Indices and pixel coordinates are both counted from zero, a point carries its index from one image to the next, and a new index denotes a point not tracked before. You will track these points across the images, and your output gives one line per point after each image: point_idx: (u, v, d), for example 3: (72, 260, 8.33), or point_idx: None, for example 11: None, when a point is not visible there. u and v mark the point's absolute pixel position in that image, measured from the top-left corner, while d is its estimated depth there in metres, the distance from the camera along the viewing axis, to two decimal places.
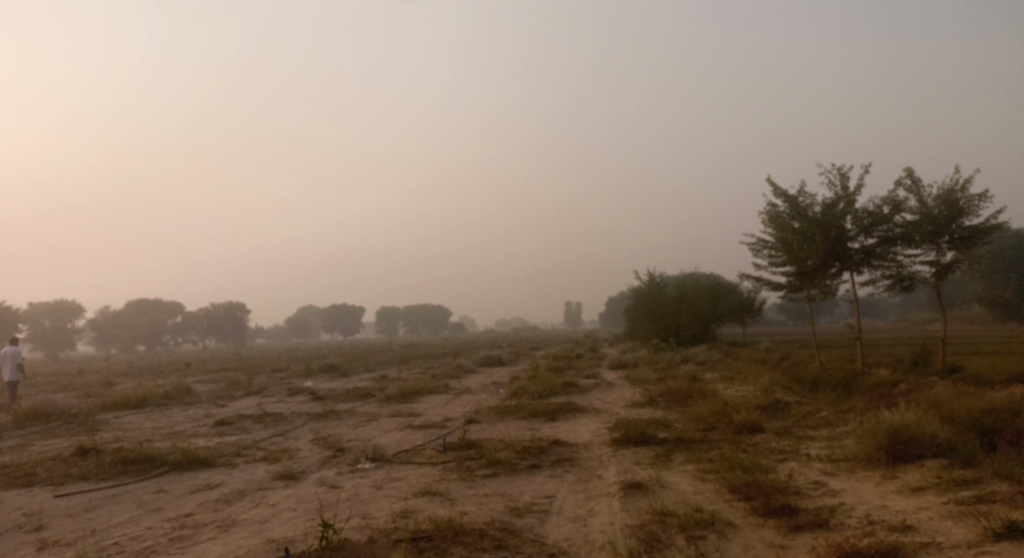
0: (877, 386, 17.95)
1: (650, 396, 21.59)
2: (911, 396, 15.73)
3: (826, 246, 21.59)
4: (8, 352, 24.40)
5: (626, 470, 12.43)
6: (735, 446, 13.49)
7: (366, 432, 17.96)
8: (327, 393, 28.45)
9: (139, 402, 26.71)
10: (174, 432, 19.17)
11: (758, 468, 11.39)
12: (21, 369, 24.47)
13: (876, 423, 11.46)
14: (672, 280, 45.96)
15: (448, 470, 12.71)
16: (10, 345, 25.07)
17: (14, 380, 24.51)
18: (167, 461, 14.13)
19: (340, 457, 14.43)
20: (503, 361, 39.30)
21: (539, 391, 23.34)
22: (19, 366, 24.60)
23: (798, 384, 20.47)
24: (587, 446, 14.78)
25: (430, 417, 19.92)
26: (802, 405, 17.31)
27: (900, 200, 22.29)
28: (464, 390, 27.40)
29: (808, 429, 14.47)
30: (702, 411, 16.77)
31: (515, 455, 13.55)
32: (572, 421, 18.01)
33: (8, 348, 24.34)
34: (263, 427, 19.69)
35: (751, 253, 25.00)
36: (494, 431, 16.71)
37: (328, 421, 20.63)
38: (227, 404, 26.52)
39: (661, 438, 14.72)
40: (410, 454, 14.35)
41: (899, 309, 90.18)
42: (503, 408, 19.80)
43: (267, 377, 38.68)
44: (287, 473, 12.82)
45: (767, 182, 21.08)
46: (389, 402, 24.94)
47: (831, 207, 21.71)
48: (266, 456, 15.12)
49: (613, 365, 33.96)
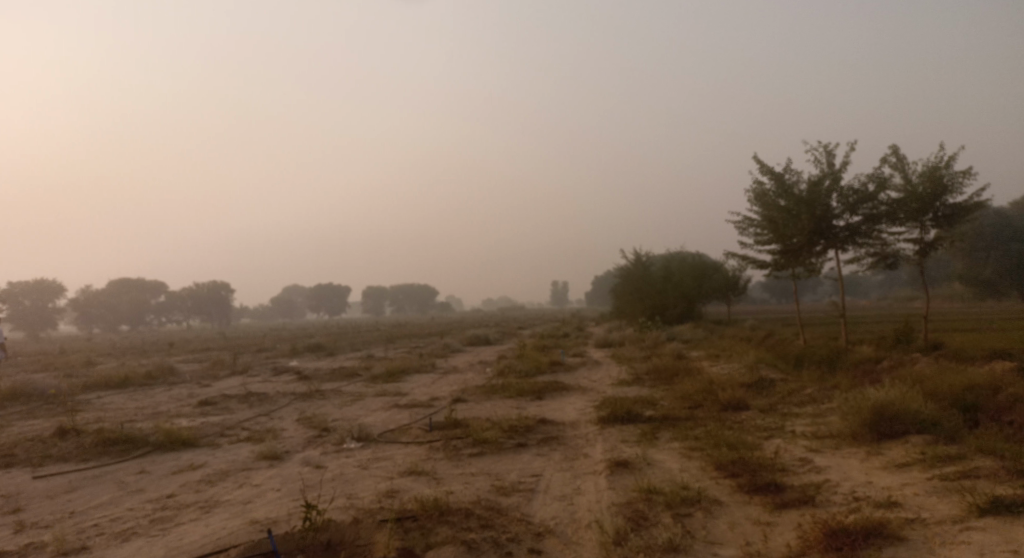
0: (862, 363, 18.04)
1: (637, 374, 21.62)
2: (895, 373, 15.80)
3: (812, 224, 21.59)
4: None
5: (612, 448, 12.42)
6: (721, 423, 13.52)
7: (351, 411, 17.89)
8: (313, 373, 28.34)
9: (122, 382, 26.51)
10: (158, 412, 19.02)
11: (743, 446, 11.40)
12: (4, 348, 24.15)
13: (860, 399, 11.49)
14: (658, 259, 45.97)
15: (434, 450, 12.66)
16: None
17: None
18: (150, 442, 14.00)
19: (325, 437, 14.35)
20: (489, 340, 39.31)
21: (526, 369, 23.32)
22: (1, 346, 24.29)
23: (783, 361, 20.56)
24: (573, 424, 14.77)
25: (416, 396, 19.87)
26: (787, 382, 17.38)
27: (885, 178, 22.31)
28: (451, 369, 27.37)
29: (794, 406, 14.52)
30: (688, 389, 16.80)
31: (501, 434, 13.51)
32: (558, 400, 18.01)
33: None
34: (248, 407, 19.57)
35: (737, 231, 24.98)
36: (480, 410, 16.68)
37: (313, 400, 20.53)
38: (211, 384, 26.37)
39: (647, 416, 14.74)
40: (395, 434, 14.28)
41: (883, 288, 90.93)
42: (490, 387, 19.78)
43: (252, 357, 38.52)
44: (271, 453, 12.73)
45: (754, 159, 21.01)
46: (375, 381, 24.88)
47: (817, 185, 21.69)
48: (250, 436, 15.01)
49: (599, 344, 34.03)
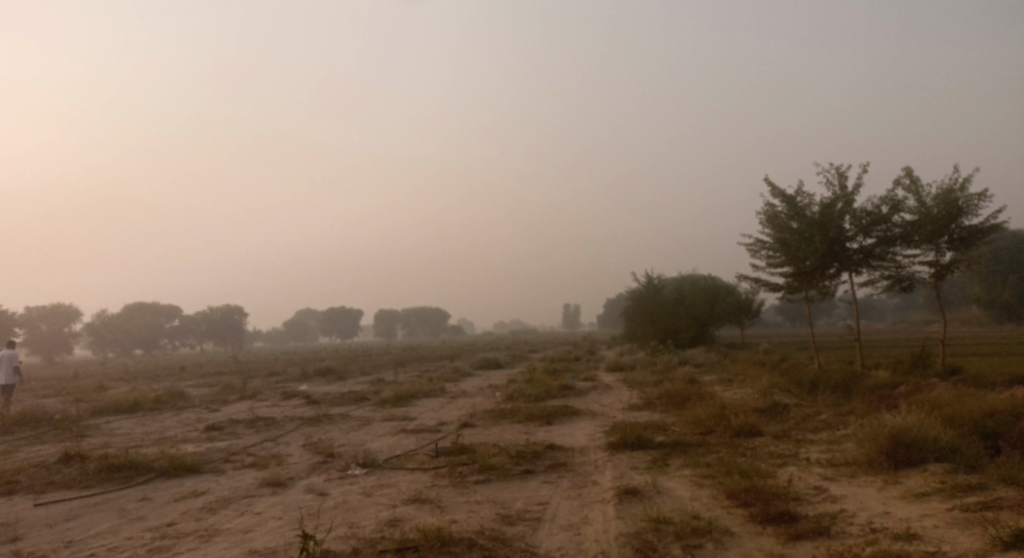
0: (877, 388, 17.69)
1: (648, 398, 21.32)
2: (911, 398, 15.47)
3: (825, 246, 21.31)
4: (5, 355, 23.98)
5: (622, 475, 12.15)
6: (733, 450, 13.21)
7: (358, 437, 17.67)
8: (322, 397, 28.16)
9: (132, 406, 26.42)
10: (164, 437, 18.87)
11: (756, 473, 11.11)
12: (18, 372, 24.06)
13: (877, 425, 11.19)
14: (670, 282, 45.65)
15: (440, 477, 12.43)
16: (8, 347, 24.63)
17: (10, 384, 24.10)
18: (153, 468, 13.84)
19: (330, 463, 14.14)
20: (500, 364, 39.08)
21: (535, 394, 23.05)
22: (16, 370, 24.13)
23: (797, 386, 20.21)
24: (582, 450, 14.50)
25: (425, 421, 19.66)
26: (801, 408, 17.03)
27: (899, 200, 22.06)
28: (460, 394, 27.13)
29: (808, 432, 14.21)
30: (699, 414, 16.51)
31: (509, 460, 13.26)
32: (568, 425, 17.74)
33: (6, 351, 23.90)
34: (255, 432, 19.39)
35: (749, 254, 24.72)
36: (489, 435, 16.43)
37: (320, 425, 20.33)
38: (220, 409, 26.24)
39: (658, 442, 14.45)
40: (401, 460, 14.06)
41: (898, 310, 90.05)
42: (499, 412, 19.52)
43: (263, 381, 38.35)
44: (274, 479, 12.53)
45: (765, 181, 20.82)
46: (384, 405, 24.67)
47: (829, 207, 21.45)
48: (255, 462, 14.83)
49: (610, 368, 33.71)
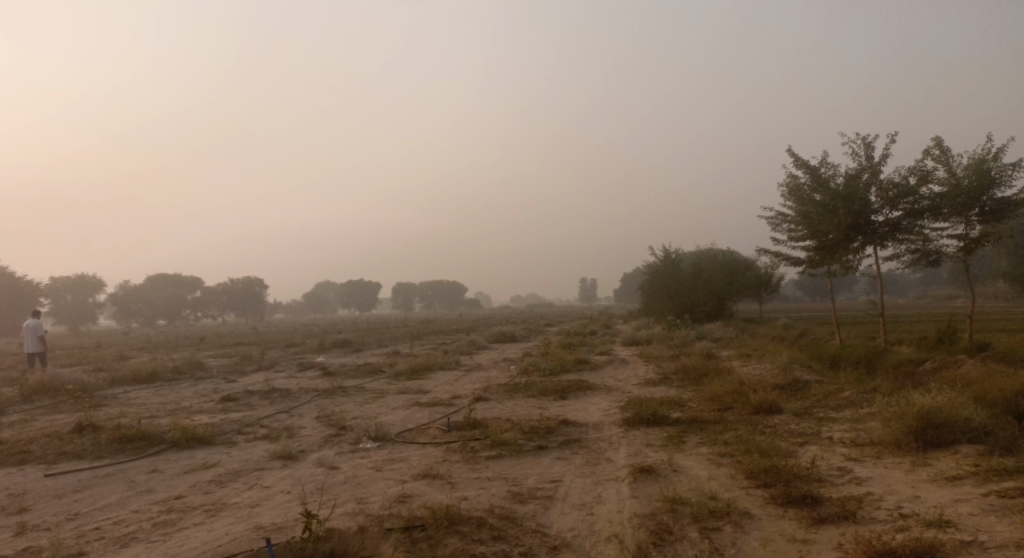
0: (901, 365, 17.27)
1: (664, 373, 20.99)
2: (936, 376, 15.05)
3: (849, 219, 20.72)
4: (30, 324, 24.53)
5: (637, 452, 11.87)
6: (752, 427, 12.89)
7: (371, 409, 17.52)
8: (338, 369, 28.09)
9: (149, 376, 26.46)
10: (179, 408, 18.83)
11: (777, 453, 10.79)
12: (43, 341, 24.62)
13: (904, 405, 10.80)
14: (688, 256, 45.14)
15: (451, 452, 12.22)
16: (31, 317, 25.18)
17: (36, 352, 24.64)
18: (165, 439, 13.76)
19: (342, 436, 13.97)
20: (517, 337, 38.88)
21: (551, 367, 22.79)
22: (41, 339, 24.79)
23: (817, 362, 19.79)
24: (597, 425, 14.23)
25: (439, 394, 19.48)
26: (822, 384, 16.66)
27: (927, 171, 21.43)
28: (476, 367, 26.94)
29: (829, 410, 13.85)
30: (717, 391, 16.18)
31: (522, 436, 13.01)
32: (583, 400, 17.47)
33: (30, 320, 24.49)
34: (269, 403, 19.29)
35: (770, 227, 24.19)
36: (502, 409, 16.20)
37: (334, 397, 20.21)
38: (237, 379, 26.25)
39: (675, 418, 14.15)
40: (413, 434, 13.87)
41: (920, 286, 89.08)
42: (513, 386, 19.29)
43: (280, 352, 38.39)
44: (285, 452, 12.38)
45: (788, 152, 20.24)
46: (399, 378, 24.53)
47: (855, 178, 20.85)
48: (267, 434, 14.70)
49: (627, 342, 33.41)
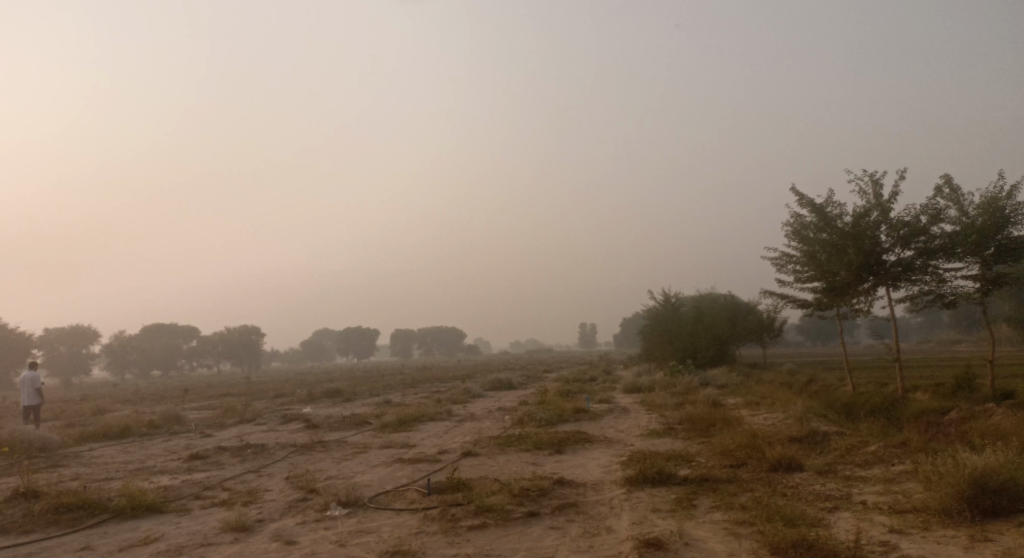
0: (924, 414, 15.79)
1: (668, 423, 19.40)
2: (967, 427, 13.57)
3: (859, 259, 19.32)
4: (26, 376, 23.25)
5: (642, 520, 10.36)
6: (771, 488, 11.38)
7: (349, 468, 15.94)
8: (323, 421, 26.44)
9: (120, 431, 24.80)
10: (141, 467, 17.21)
11: (805, 522, 9.31)
12: (40, 394, 23.30)
13: (950, 464, 9.36)
14: (688, 300, 43.75)
15: (429, 521, 10.71)
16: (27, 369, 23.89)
17: (33, 405, 23.34)
18: (108, 507, 12.20)
19: (309, 502, 12.42)
20: (513, 385, 37.25)
21: (547, 418, 21.24)
22: (38, 392, 23.49)
23: (832, 411, 18.22)
24: (596, 486, 12.68)
25: (425, 449, 17.87)
26: (842, 436, 15.15)
27: (939, 210, 20.22)
28: (468, 418, 25.35)
29: (856, 467, 12.36)
30: (728, 444, 14.62)
31: (510, 500, 11.50)
32: (581, 454, 15.92)
33: (28, 372, 23.28)
34: (240, 462, 17.67)
35: (775, 268, 22.88)
36: (490, 467, 14.65)
37: (312, 453, 18.61)
38: (213, 434, 24.55)
39: (682, 477, 12.61)
40: (389, 498, 12.34)
41: (923, 329, 87.98)
42: (505, 439, 17.73)
43: (268, 403, 36.64)
44: (239, 523, 10.86)
45: (792, 190, 18.91)
46: (384, 431, 22.90)
47: (863, 217, 19.56)
48: (227, 498, 13.15)
49: (627, 389, 31.83)
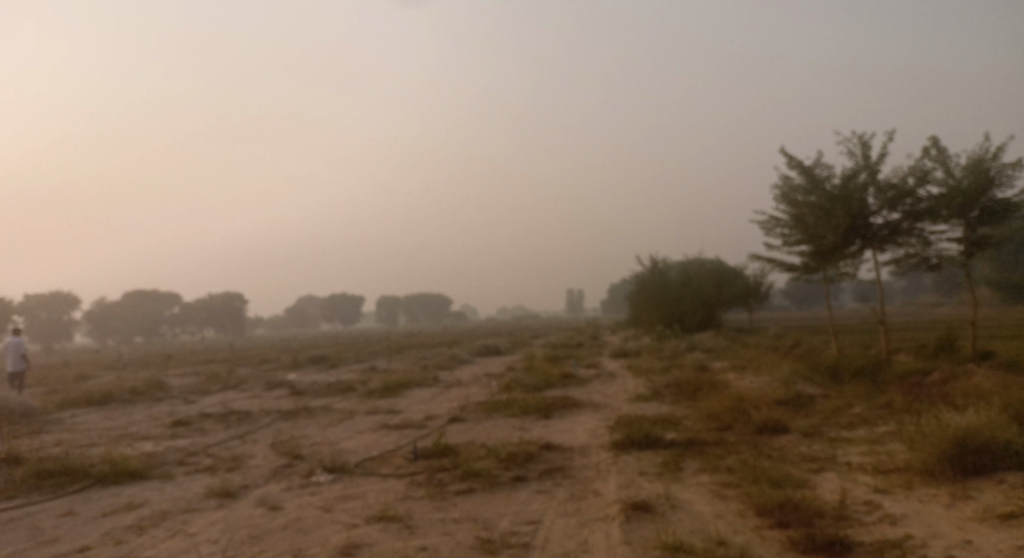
0: (908, 376, 15.86)
1: (655, 387, 19.43)
2: (951, 388, 13.62)
3: (846, 222, 19.28)
4: (12, 342, 22.96)
5: (629, 483, 10.35)
6: (757, 450, 11.40)
7: (335, 434, 15.86)
8: (310, 388, 26.32)
9: (104, 397, 24.60)
10: (125, 434, 17.04)
11: (790, 483, 9.32)
12: (25, 360, 23.03)
13: (936, 424, 9.37)
14: (675, 265, 43.78)
15: (415, 486, 10.65)
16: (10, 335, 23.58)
17: (18, 372, 23.07)
18: (90, 473, 12.04)
19: (294, 468, 12.32)
20: (500, 351, 37.24)
21: (534, 383, 21.22)
22: (23, 358, 23.21)
23: (816, 373, 18.29)
24: (583, 450, 12.66)
25: (411, 414, 17.80)
26: (827, 399, 15.20)
27: (926, 172, 20.17)
28: (455, 383, 25.29)
29: (841, 429, 12.40)
30: (715, 407, 14.64)
31: (497, 465, 11.46)
32: (568, 419, 15.92)
33: (12, 338, 22.97)
34: (225, 428, 17.54)
35: (762, 232, 22.84)
36: (477, 432, 14.59)
37: (297, 420, 18.50)
38: (198, 401, 24.37)
39: (669, 440, 12.61)
40: (375, 463, 12.26)
41: (906, 294, 88.76)
42: (492, 404, 17.68)
43: (253, 370, 36.46)
44: (224, 489, 10.76)
45: (780, 152, 18.79)
46: (371, 397, 22.83)
47: (851, 179, 19.48)
48: (211, 465, 13.03)
49: (614, 354, 31.91)
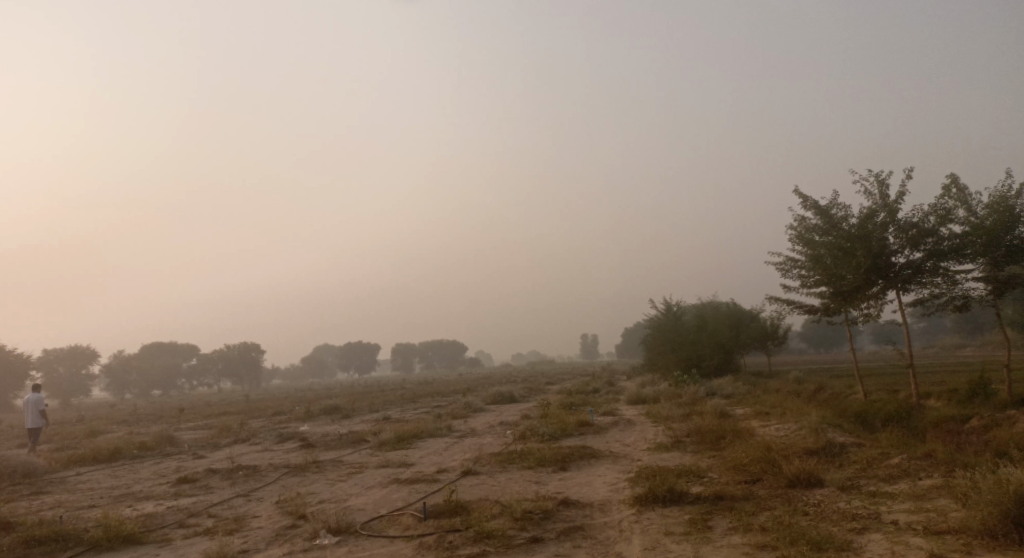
0: (946, 422, 15.00)
1: (676, 435, 18.59)
2: (992, 436, 12.80)
3: (868, 262, 18.51)
4: (30, 399, 22.43)
5: (655, 544, 9.60)
6: (791, 506, 10.60)
7: (343, 490, 15.15)
8: (320, 440, 25.59)
9: (110, 453, 23.99)
10: (126, 493, 16.40)
11: (833, 545, 8.57)
12: (44, 416, 22.47)
13: (991, 480, 8.62)
14: (691, 309, 43.06)
15: (425, 549, 9.95)
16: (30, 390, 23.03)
17: (35, 428, 22.50)
18: (82, 539, 11.41)
19: (297, 530, 11.63)
20: (515, 398, 36.41)
21: (549, 432, 20.45)
22: (41, 414, 22.64)
23: (846, 419, 17.42)
24: (603, 506, 11.89)
25: (423, 467, 17.07)
26: (860, 448, 14.37)
27: (948, 210, 19.49)
28: (468, 433, 24.51)
29: (880, 482, 11.59)
30: (741, 458, 13.81)
31: (512, 524, 10.72)
32: (587, 471, 15.13)
33: (31, 394, 22.40)
34: (229, 485, 16.85)
35: (780, 273, 22.16)
36: (491, 487, 13.84)
37: (305, 475, 17.79)
38: (206, 456, 23.70)
39: (695, 495, 11.82)
40: (383, 523, 11.56)
41: (926, 335, 87.38)
42: (506, 455, 16.93)
43: (265, 422, 35.77)
44: (221, 555, 10.09)
45: (796, 192, 18.16)
46: (381, 449, 22.07)
47: (870, 218, 18.78)
48: (210, 527, 12.35)
49: (632, 400, 30.98)
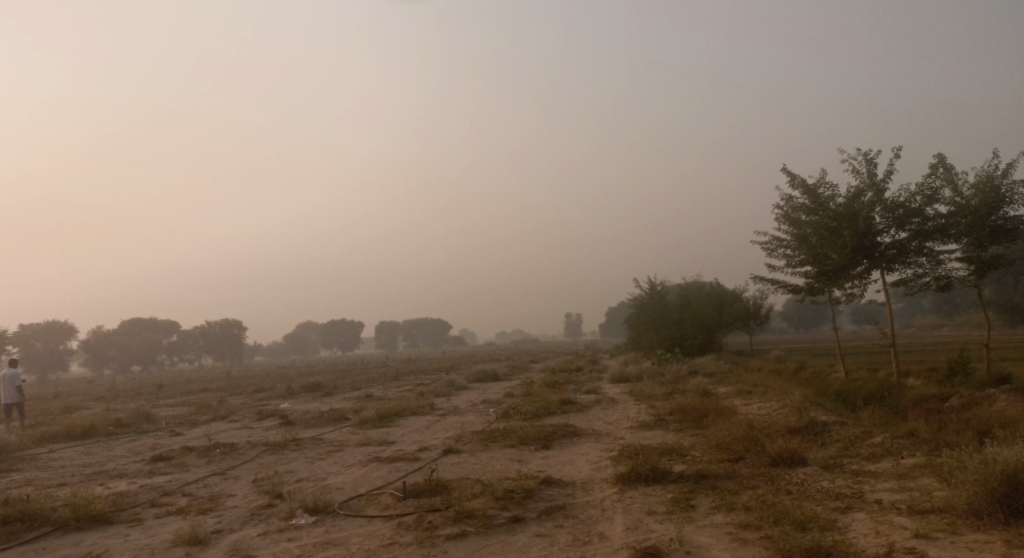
0: (929, 401, 14.94)
1: (658, 414, 18.48)
2: (975, 415, 12.74)
3: (853, 241, 18.37)
4: (6, 374, 21.82)
5: (638, 524, 9.45)
6: (774, 485, 10.47)
7: (321, 468, 14.91)
8: (300, 418, 25.32)
9: (86, 431, 23.59)
10: (99, 471, 16.06)
11: (817, 525, 8.45)
12: (19, 392, 21.90)
13: (977, 460, 8.51)
14: (674, 288, 43.01)
15: (403, 529, 9.74)
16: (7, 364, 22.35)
17: (11, 404, 21.96)
18: (50, 518, 11.11)
19: (273, 509, 11.39)
20: (498, 376, 36.27)
21: (531, 410, 20.30)
22: (17, 389, 22.05)
23: (828, 398, 17.36)
24: (585, 485, 11.73)
25: (403, 446, 16.85)
26: (843, 427, 14.30)
27: (934, 190, 19.38)
28: (450, 412, 24.31)
29: (863, 461, 11.50)
30: (724, 436, 13.69)
31: (493, 504, 10.53)
32: (569, 449, 14.97)
33: (7, 370, 21.75)
34: (206, 463, 16.55)
35: (765, 253, 22.03)
36: (471, 466, 13.64)
37: (283, 453, 17.51)
38: (184, 433, 23.34)
39: (678, 473, 11.69)
40: (361, 503, 11.33)
41: (906, 315, 88.19)
42: (488, 433, 16.75)
43: (245, 399, 35.38)
44: (193, 535, 9.84)
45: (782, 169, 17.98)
46: (362, 427, 21.83)
47: (856, 197, 18.63)
48: (184, 506, 12.09)
49: (614, 379, 30.90)
